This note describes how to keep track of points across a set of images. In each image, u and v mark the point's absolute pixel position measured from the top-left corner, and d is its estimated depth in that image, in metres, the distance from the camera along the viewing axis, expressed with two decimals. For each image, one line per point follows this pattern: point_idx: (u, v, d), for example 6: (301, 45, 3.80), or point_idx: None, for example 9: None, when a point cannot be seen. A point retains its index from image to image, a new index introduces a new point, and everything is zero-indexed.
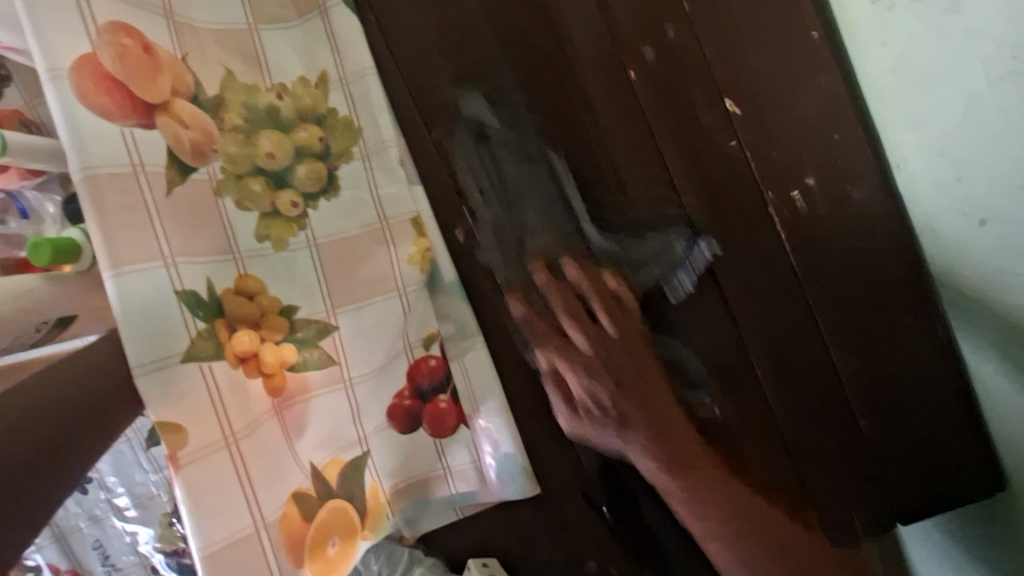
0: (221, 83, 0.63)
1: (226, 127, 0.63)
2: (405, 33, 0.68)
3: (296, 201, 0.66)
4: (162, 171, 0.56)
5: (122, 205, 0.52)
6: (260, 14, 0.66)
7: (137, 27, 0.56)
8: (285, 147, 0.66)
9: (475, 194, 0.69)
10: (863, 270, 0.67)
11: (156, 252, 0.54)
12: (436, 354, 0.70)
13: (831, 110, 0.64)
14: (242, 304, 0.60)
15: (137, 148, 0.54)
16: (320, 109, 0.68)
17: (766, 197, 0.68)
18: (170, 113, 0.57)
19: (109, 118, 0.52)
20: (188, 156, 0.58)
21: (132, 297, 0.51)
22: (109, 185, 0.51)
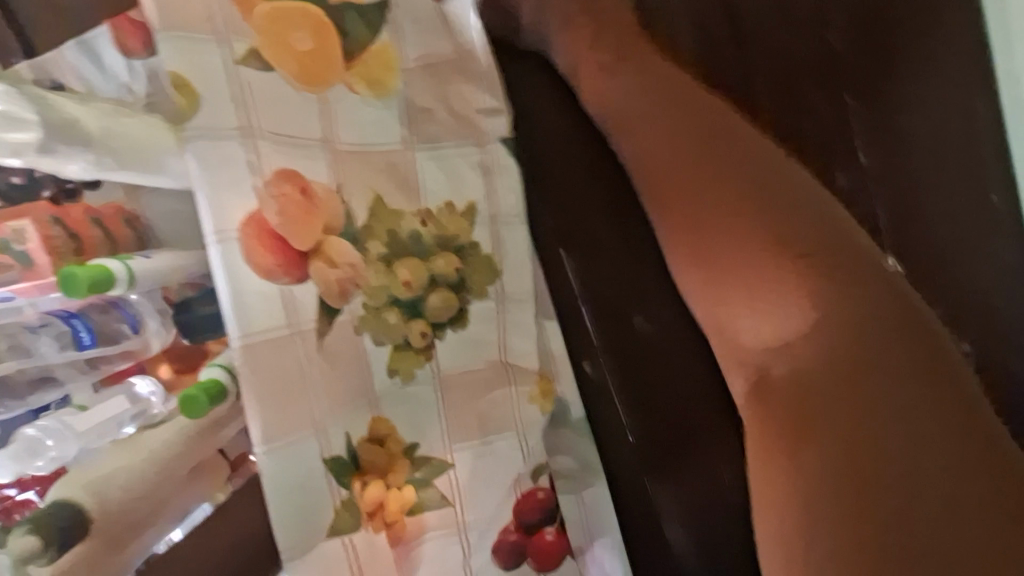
0: (370, 210, 0.58)
1: (370, 258, 0.58)
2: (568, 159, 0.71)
3: (426, 330, 0.62)
4: (313, 323, 0.53)
5: (285, 368, 0.50)
6: (416, 131, 0.62)
7: (301, 170, 0.53)
8: (422, 275, 0.61)
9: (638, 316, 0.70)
10: None
11: (306, 419, 0.51)
12: (544, 486, 0.66)
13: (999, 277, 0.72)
14: (374, 453, 0.57)
15: (294, 306, 0.52)
16: (461, 238, 0.63)
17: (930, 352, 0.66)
18: (321, 255, 0.54)
19: (271, 278, 0.50)
20: (333, 297, 0.54)
21: (281, 473, 0.49)
22: (267, 351, 0.49)
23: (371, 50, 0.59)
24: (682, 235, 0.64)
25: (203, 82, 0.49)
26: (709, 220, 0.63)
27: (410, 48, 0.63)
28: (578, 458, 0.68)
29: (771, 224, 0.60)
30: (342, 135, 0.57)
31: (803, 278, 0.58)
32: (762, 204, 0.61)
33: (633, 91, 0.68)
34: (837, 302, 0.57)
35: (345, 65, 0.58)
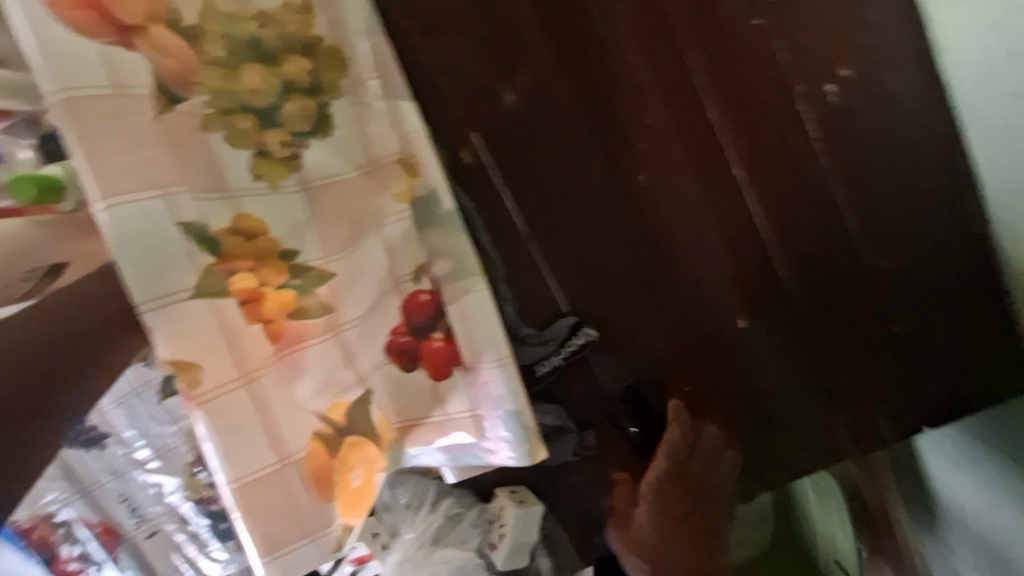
0: (200, 12, 0.56)
1: (206, 59, 0.56)
2: None
3: (286, 140, 0.61)
4: (146, 95, 0.52)
5: (110, 128, 0.48)
6: None
7: None
8: (272, 82, 0.60)
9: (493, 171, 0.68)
10: (886, 148, 0.64)
11: (153, 181, 0.49)
12: (427, 288, 0.66)
13: None
14: (239, 244, 0.55)
15: (118, 69, 0.50)
16: (306, 38, 0.63)
17: (795, 91, 0.63)
18: (147, 38, 0.52)
19: (84, 35, 0.48)
20: (171, 83, 0.54)
21: (128, 230, 0.47)
22: (92, 108, 0.47)
23: None
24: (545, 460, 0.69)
25: None
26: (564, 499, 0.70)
27: None
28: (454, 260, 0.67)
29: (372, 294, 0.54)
30: None
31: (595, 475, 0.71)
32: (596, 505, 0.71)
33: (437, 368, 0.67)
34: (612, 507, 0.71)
35: None
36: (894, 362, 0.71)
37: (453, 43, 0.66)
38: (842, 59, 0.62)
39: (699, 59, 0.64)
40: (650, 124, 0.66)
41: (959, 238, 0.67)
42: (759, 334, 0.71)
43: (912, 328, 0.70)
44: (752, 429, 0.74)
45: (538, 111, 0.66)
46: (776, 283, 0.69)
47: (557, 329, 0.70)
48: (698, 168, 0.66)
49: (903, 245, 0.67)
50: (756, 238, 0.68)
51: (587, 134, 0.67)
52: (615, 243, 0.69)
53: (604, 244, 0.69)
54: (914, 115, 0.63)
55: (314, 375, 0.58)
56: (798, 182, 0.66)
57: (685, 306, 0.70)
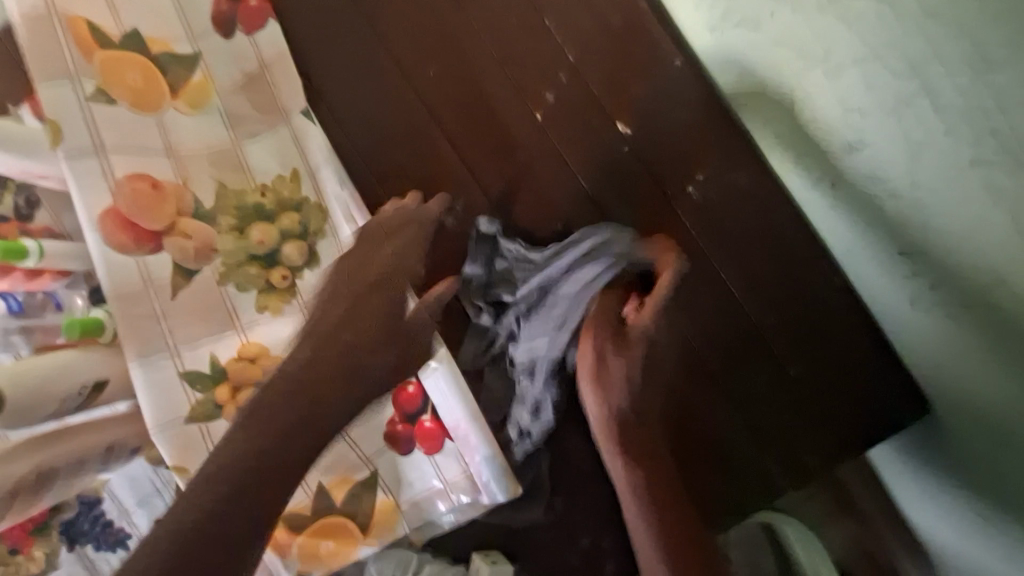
0: (215, 195, 0.81)
1: (223, 229, 0.81)
2: (352, 117, 0.85)
3: (285, 274, 0.83)
4: (168, 281, 0.74)
5: (142, 308, 0.71)
6: (242, 132, 0.84)
7: (151, 174, 0.75)
8: (271, 233, 0.83)
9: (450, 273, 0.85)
10: (748, 225, 0.81)
11: (163, 343, 0.72)
12: (413, 381, 0.83)
13: (704, 117, 0.79)
14: (244, 365, 0.77)
15: (147, 265, 0.72)
16: (297, 198, 0.84)
17: (667, 193, 0.82)
18: (176, 231, 0.76)
19: (128, 251, 0.71)
20: (193, 255, 0.77)
21: (150, 381, 0.70)
22: (128, 301, 0.70)
23: (195, 81, 0.82)
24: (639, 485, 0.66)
25: (64, 120, 0.70)
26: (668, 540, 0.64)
27: (227, 72, 0.84)
28: None
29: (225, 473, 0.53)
30: (180, 145, 0.79)
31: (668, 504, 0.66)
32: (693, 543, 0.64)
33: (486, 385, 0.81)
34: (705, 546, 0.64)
35: (171, 94, 0.80)
36: (801, 398, 0.82)
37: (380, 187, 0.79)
38: (698, 166, 0.80)
39: (590, 175, 0.83)
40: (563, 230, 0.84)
41: (830, 288, 0.80)
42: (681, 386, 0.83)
43: (807, 367, 0.82)
44: (695, 473, 0.83)
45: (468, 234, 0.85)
46: (684, 342, 0.83)
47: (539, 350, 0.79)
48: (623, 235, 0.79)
49: (779, 298, 0.81)
50: (666, 310, 0.83)
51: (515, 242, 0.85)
52: None
53: None
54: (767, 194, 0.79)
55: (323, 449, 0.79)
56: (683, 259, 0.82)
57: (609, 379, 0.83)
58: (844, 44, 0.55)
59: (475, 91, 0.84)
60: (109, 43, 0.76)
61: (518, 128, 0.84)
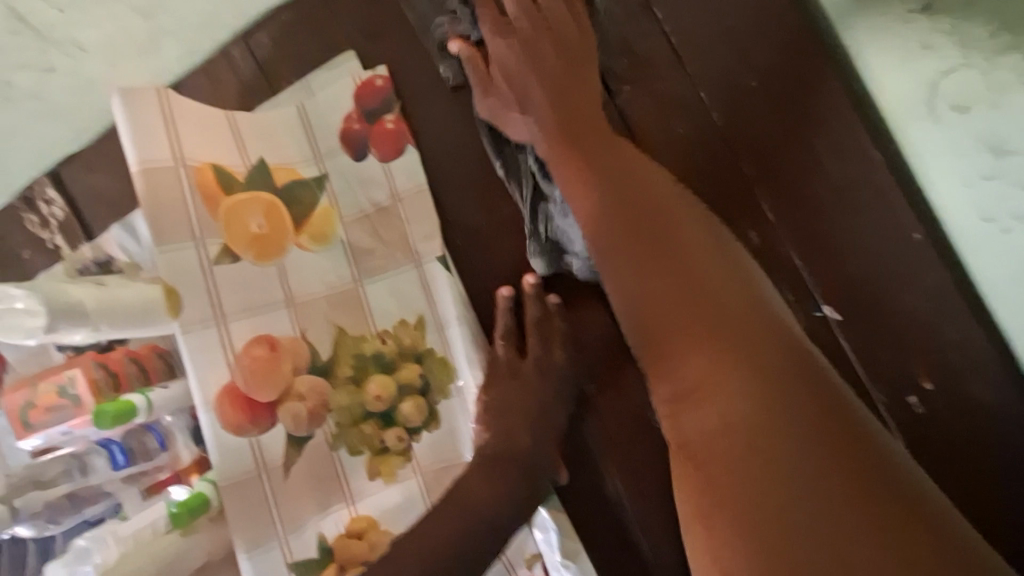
0: (334, 342, 0.73)
1: (340, 381, 0.72)
2: (489, 256, 0.71)
3: (401, 434, 0.73)
4: (281, 459, 0.67)
5: (253, 500, 0.64)
6: (365, 268, 0.74)
7: (269, 332, 0.68)
8: (390, 388, 0.73)
9: (587, 449, 0.72)
10: (981, 440, 0.62)
11: (273, 532, 0.65)
12: (540, 574, 0.72)
13: (935, 309, 0.61)
14: (350, 546, 0.68)
15: (262, 450, 0.65)
16: (419, 347, 0.74)
17: (876, 399, 0.64)
18: (291, 396, 0.68)
19: (242, 433, 0.64)
20: (307, 421, 0.69)
21: (262, 572, 0.63)
22: (240, 489, 0.63)
23: (317, 210, 0.73)
24: (640, 304, 0.53)
25: (184, 286, 0.62)
26: (742, 357, 0.46)
27: (351, 199, 0.74)
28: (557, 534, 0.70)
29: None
30: (300, 290, 0.71)
31: (783, 432, 0.42)
32: (718, 306, 0.49)
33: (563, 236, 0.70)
34: (878, 477, 0.41)
35: (294, 229, 0.72)
36: None
37: (511, 349, 0.67)
38: (922, 371, 0.62)
39: None
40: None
41: None
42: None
43: None
44: None
45: (609, 415, 0.72)
46: None
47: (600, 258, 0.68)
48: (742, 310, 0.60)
49: (985, 520, 0.63)
50: None
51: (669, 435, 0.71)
52: None
53: None
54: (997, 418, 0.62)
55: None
56: None
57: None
58: None
59: None
60: (233, 180, 0.68)
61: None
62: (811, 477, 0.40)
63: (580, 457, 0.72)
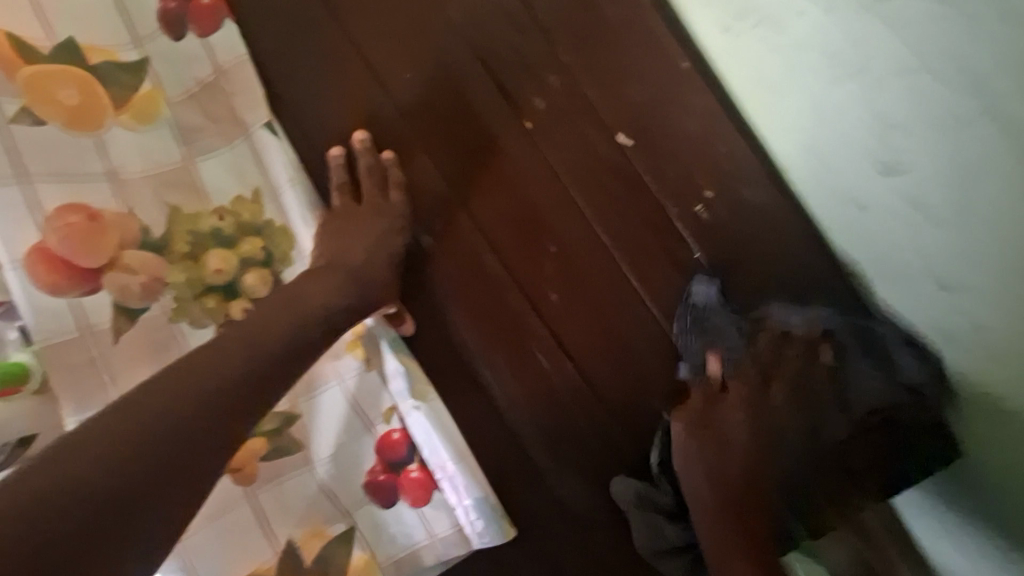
0: (168, 220, 0.73)
1: (176, 257, 0.72)
2: (318, 122, 0.75)
3: (247, 306, 0.74)
4: (108, 326, 0.66)
5: (79, 360, 0.64)
6: (195, 147, 0.75)
7: (85, 201, 0.67)
8: (231, 262, 0.74)
9: (427, 300, 0.75)
10: (770, 237, 0.71)
11: (105, 397, 0.65)
12: (398, 427, 0.75)
13: (710, 125, 0.70)
14: None
15: (84, 313, 0.65)
16: (259, 221, 0.75)
17: (670, 212, 0.73)
18: (119, 266, 0.68)
19: (59, 293, 0.64)
20: (141, 293, 0.69)
21: None
22: (61, 350, 0.63)
23: (140, 92, 0.73)
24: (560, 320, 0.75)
25: None
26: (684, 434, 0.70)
27: (176, 79, 0.75)
28: (407, 381, 0.73)
29: (81, 485, 0.45)
30: (125, 167, 0.71)
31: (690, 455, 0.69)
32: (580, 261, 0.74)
33: (398, 95, 0.74)
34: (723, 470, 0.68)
35: (113, 110, 0.71)
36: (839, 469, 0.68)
37: (343, 197, 0.71)
38: (706, 183, 0.71)
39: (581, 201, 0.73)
40: (555, 239, 0.74)
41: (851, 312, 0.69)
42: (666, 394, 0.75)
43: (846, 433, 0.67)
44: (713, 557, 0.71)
45: (444, 264, 0.75)
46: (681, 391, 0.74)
47: (443, 106, 0.74)
48: (625, 217, 0.73)
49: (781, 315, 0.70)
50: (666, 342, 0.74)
51: (506, 275, 0.75)
52: (548, 370, 0.75)
53: (544, 370, 0.75)
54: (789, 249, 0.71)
55: (298, 504, 0.72)
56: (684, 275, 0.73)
57: (604, 395, 0.75)
58: (882, 49, 0.47)
59: (466, 95, 0.74)
60: (37, 55, 0.68)
61: (503, 137, 0.74)
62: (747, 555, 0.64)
63: (424, 308, 0.75)
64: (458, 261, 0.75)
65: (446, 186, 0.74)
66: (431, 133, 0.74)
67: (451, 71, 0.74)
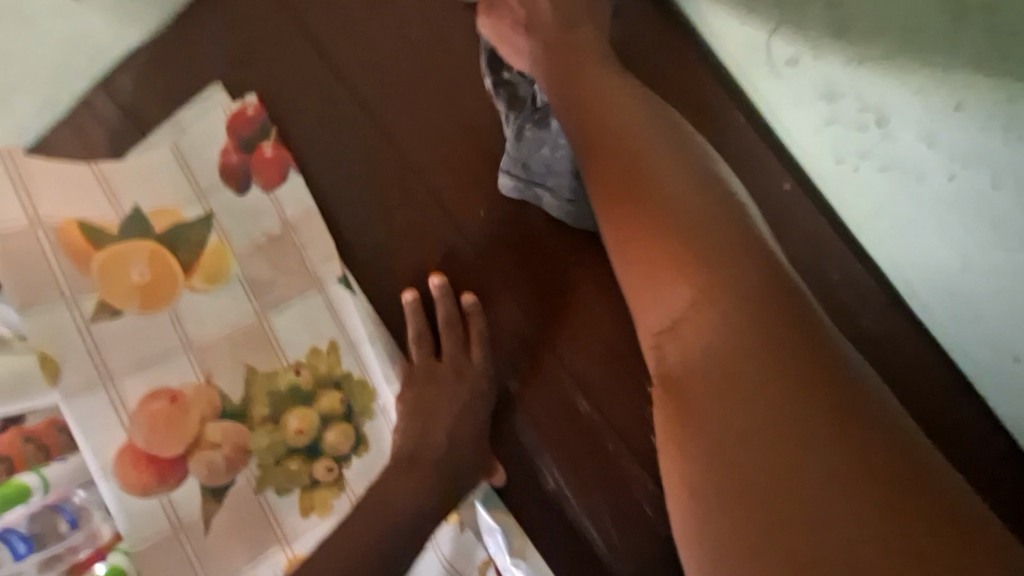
0: (245, 382, 0.70)
1: (257, 421, 0.69)
2: (390, 266, 0.71)
3: (331, 464, 0.70)
4: (197, 516, 0.65)
5: (174, 562, 0.63)
6: (267, 301, 0.72)
7: (164, 382, 0.66)
8: (311, 419, 0.71)
9: (516, 447, 0.70)
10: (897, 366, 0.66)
11: None
12: None
13: (818, 251, 0.67)
14: None
15: (175, 508, 0.64)
16: (336, 372, 0.72)
17: None
18: (203, 445, 0.66)
19: (149, 493, 0.63)
20: (226, 468, 0.67)
21: None
22: (156, 554, 0.62)
23: (208, 250, 0.71)
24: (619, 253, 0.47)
25: (62, 354, 0.63)
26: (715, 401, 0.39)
27: (243, 233, 0.72)
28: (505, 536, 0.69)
29: None
30: (200, 335, 0.69)
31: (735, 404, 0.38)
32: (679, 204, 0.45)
33: (476, 233, 0.70)
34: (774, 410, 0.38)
35: (184, 274, 0.69)
36: None
37: (423, 348, 0.67)
38: None
39: None
40: (650, 377, 0.69)
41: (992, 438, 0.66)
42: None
43: None
44: None
45: (535, 409, 0.70)
46: None
47: (526, 243, 0.70)
48: None
49: None
50: None
51: (602, 419, 0.69)
52: (656, 520, 0.69)
53: (648, 520, 0.69)
54: (914, 370, 0.66)
55: None
56: None
57: None
58: None
59: (550, 232, 0.70)
60: (107, 236, 0.67)
61: (579, 275, 0.70)
62: (864, 497, 0.34)
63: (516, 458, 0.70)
64: (550, 409, 0.70)
65: (530, 325, 0.70)
66: (511, 273, 0.70)
67: (525, 208, 0.70)
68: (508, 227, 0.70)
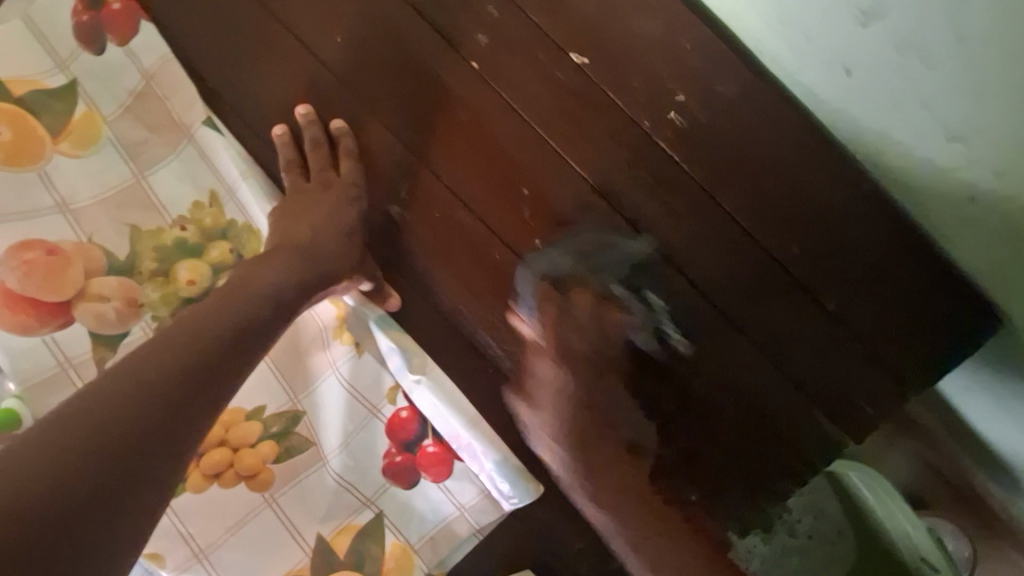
0: (131, 240, 0.70)
1: (146, 276, 0.70)
2: (257, 108, 0.71)
3: None
4: (89, 356, 0.66)
5: (63, 398, 0.64)
6: (141, 161, 0.72)
7: (38, 237, 0.67)
8: (202, 271, 0.71)
9: (407, 268, 0.70)
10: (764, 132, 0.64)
11: None
12: (405, 405, 0.72)
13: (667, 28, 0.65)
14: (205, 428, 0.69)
15: (62, 348, 0.66)
16: (222, 224, 0.72)
17: (644, 127, 0.66)
18: (88, 296, 0.67)
19: (32, 332, 0.65)
20: (118, 317, 0.68)
21: None
22: (45, 387, 0.64)
23: (75, 117, 0.70)
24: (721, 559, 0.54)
25: None
26: None
27: (107, 95, 0.71)
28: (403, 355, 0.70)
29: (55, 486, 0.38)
30: (73, 196, 0.69)
31: None
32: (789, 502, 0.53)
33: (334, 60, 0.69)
34: None
35: (51, 138, 0.69)
36: (866, 354, 0.64)
37: (296, 175, 0.68)
38: (677, 86, 0.64)
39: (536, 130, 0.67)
40: (528, 181, 0.67)
41: (846, 188, 0.63)
42: (713, 385, 0.67)
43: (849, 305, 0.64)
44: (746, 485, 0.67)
45: (418, 229, 0.69)
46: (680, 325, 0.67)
47: (383, 65, 0.69)
48: (596, 136, 0.66)
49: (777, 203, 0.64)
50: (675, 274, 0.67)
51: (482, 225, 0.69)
52: None
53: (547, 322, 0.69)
54: (771, 135, 0.64)
55: (319, 501, 0.71)
56: (664, 186, 0.66)
57: None
58: None
59: (415, 47, 0.68)
60: None
61: (451, 79, 0.68)
62: None
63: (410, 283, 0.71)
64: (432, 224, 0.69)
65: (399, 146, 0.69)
66: (377, 97, 0.69)
67: (381, 29, 0.69)
68: (364, 49, 0.69)
